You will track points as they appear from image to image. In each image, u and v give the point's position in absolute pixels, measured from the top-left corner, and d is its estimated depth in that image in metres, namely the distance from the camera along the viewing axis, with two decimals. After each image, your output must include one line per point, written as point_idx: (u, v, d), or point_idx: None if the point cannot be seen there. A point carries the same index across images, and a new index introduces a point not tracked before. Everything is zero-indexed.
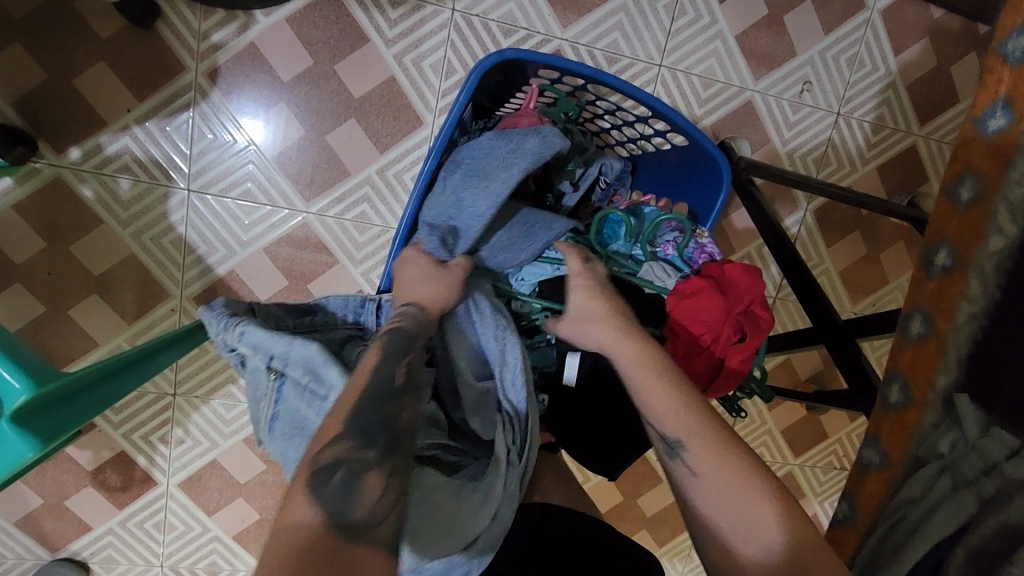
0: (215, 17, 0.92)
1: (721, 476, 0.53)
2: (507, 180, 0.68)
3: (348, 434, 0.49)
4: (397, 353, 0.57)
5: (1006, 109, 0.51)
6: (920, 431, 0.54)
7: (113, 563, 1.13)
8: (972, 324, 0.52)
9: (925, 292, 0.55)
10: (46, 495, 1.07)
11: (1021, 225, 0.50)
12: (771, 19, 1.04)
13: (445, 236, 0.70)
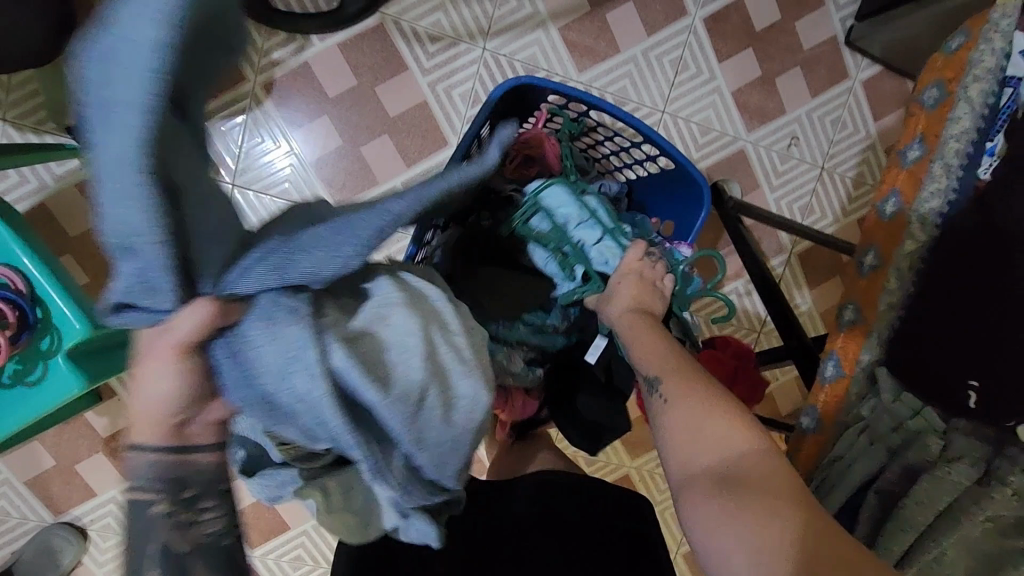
0: (276, 38, 1.05)
1: (696, 405, 0.57)
2: (124, 152, 0.32)
3: None
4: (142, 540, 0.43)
5: (920, 144, 0.67)
6: (848, 399, 0.68)
7: (110, 532, 1.17)
8: (891, 312, 0.67)
9: (858, 288, 0.70)
10: (58, 457, 1.13)
11: (930, 232, 0.66)
12: (763, 80, 1.17)
13: (132, 297, 0.38)
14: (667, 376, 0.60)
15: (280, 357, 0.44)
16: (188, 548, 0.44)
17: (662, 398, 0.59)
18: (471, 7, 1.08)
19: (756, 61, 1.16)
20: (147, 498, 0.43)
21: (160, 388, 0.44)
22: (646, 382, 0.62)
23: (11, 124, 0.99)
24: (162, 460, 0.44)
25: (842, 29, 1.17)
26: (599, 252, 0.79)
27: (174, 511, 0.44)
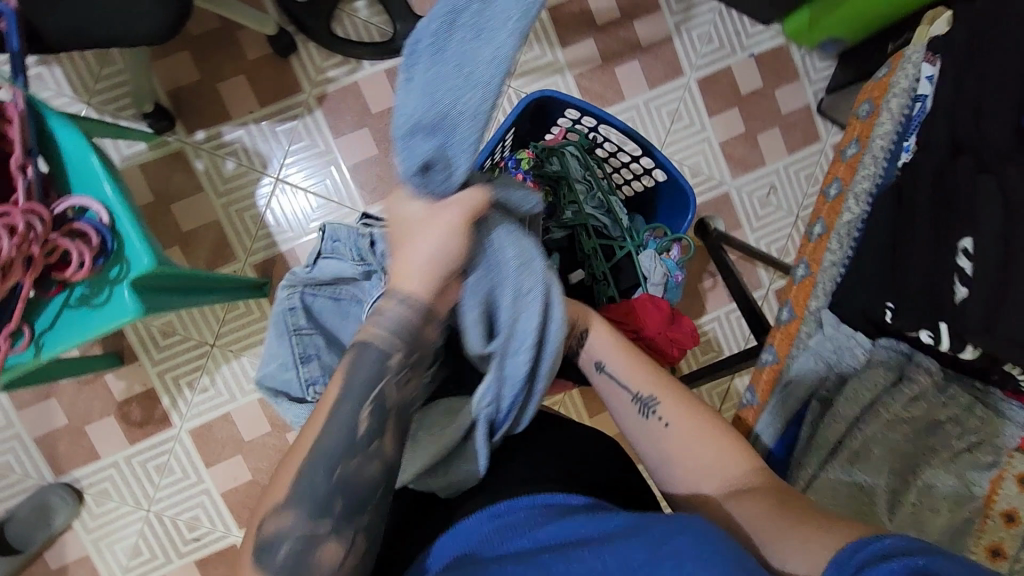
0: (333, 60, 1.21)
1: (693, 432, 0.70)
2: (492, 57, 0.47)
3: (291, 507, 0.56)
4: (358, 395, 0.58)
5: (855, 143, 0.78)
6: (800, 337, 0.77)
7: (106, 498, 1.21)
8: (834, 268, 0.76)
9: (807, 249, 0.80)
10: (71, 416, 1.19)
11: (861, 207, 0.75)
12: (747, 136, 1.35)
13: (428, 164, 0.52)
14: (662, 398, 0.72)
15: (511, 264, 0.60)
16: (392, 405, 0.60)
17: (661, 420, 0.71)
18: None
19: (741, 119, 1.35)
20: (389, 349, 0.59)
21: (437, 250, 0.56)
22: (638, 404, 0.73)
23: (95, 108, 1.14)
24: (416, 307, 0.58)
25: (815, 100, 1.37)
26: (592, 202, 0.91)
27: (401, 369, 0.60)
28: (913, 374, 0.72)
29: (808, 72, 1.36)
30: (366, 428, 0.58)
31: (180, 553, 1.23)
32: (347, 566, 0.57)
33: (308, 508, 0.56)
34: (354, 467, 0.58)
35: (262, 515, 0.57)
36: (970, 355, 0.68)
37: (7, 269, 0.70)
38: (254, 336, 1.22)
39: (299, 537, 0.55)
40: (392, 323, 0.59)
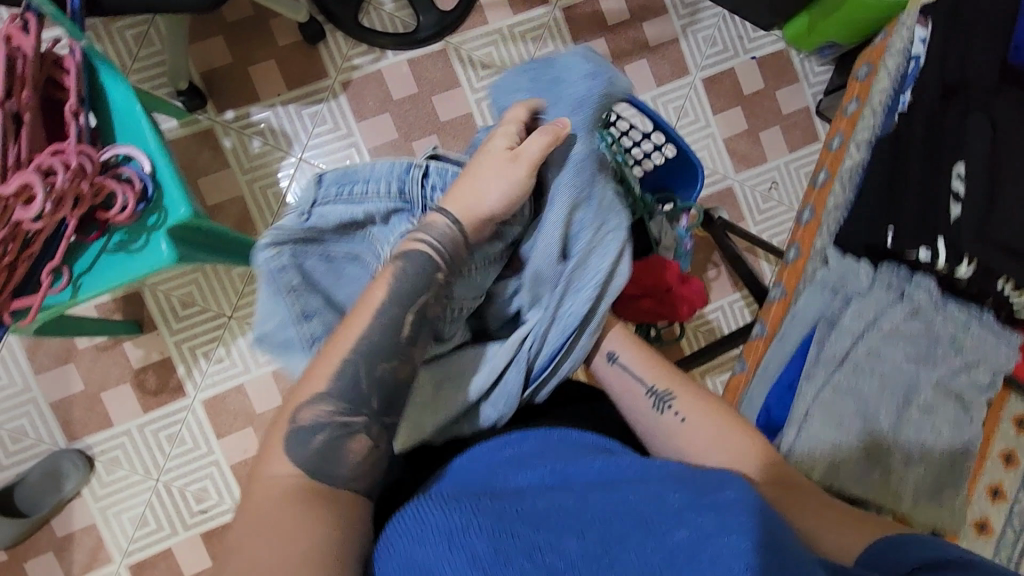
0: (359, 49, 1.28)
1: (703, 417, 0.78)
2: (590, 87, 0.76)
3: (331, 399, 0.63)
4: (405, 300, 0.66)
5: (855, 106, 0.99)
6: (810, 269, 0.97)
7: (117, 466, 1.22)
8: (856, 145, 0.96)
9: (818, 196, 1.02)
10: (88, 382, 1.21)
11: (861, 157, 0.95)
12: (749, 133, 1.42)
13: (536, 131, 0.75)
14: (678, 395, 0.80)
15: (597, 200, 0.74)
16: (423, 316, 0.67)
17: (677, 413, 0.79)
18: (518, 46, 1.33)
19: (743, 117, 1.41)
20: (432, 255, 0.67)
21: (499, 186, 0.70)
22: (654, 398, 0.81)
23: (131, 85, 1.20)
24: (454, 227, 0.68)
25: (813, 101, 1.44)
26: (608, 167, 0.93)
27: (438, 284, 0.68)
28: (916, 298, 0.86)
29: (807, 76, 1.44)
30: (407, 336, 0.66)
31: (186, 525, 1.24)
32: (363, 469, 0.62)
33: (343, 402, 0.63)
34: (390, 370, 0.65)
35: (298, 403, 0.63)
36: (965, 273, 0.86)
37: (58, 204, 0.72)
38: None
39: (338, 425, 0.62)
40: (437, 236, 0.68)
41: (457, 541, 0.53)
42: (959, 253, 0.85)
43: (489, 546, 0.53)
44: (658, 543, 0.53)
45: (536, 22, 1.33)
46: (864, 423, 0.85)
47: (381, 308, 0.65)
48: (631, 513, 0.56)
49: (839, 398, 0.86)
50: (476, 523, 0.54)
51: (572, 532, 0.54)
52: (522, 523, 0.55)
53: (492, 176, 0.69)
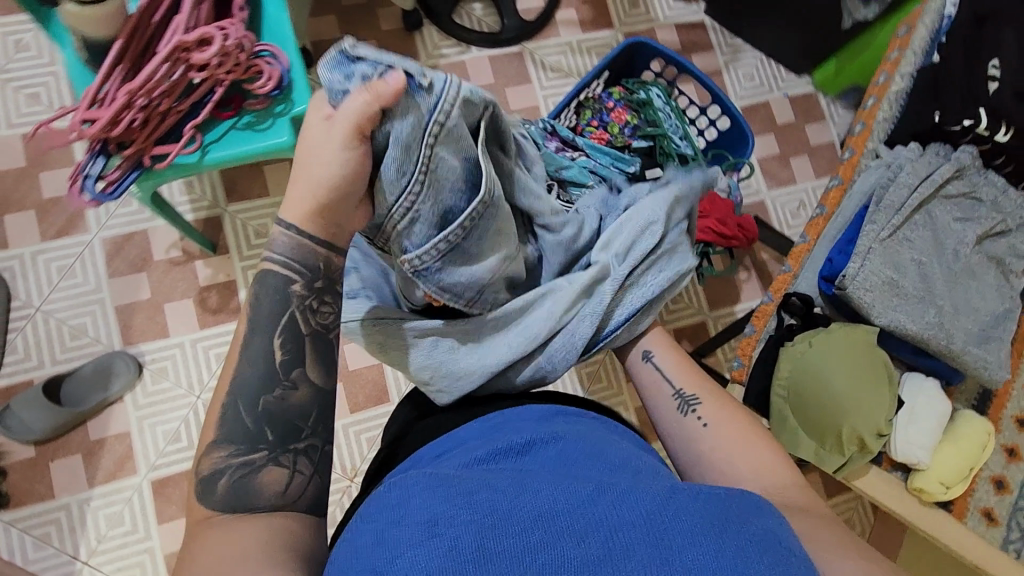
0: (448, 41, 1.47)
1: (727, 432, 0.77)
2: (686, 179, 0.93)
3: (223, 445, 0.64)
4: (271, 327, 0.65)
5: (896, 50, 1.05)
6: (863, 164, 1.02)
7: (163, 376, 1.25)
8: (904, 80, 1.02)
9: (862, 115, 1.06)
10: (154, 292, 1.27)
11: (905, 81, 1.02)
12: (781, 157, 1.58)
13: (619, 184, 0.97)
14: (704, 401, 0.81)
15: (683, 216, 0.88)
16: (307, 331, 0.67)
17: (700, 419, 0.80)
18: (584, 58, 1.53)
19: (776, 143, 1.58)
20: (290, 275, 0.65)
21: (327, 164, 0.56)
22: (680, 402, 0.82)
23: None
24: (292, 239, 0.64)
25: (838, 137, 1.62)
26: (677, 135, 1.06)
27: (308, 297, 0.67)
28: (961, 158, 0.98)
29: (833, 116, 1.62)
30: (283, 359, 0.65)
31: None
32: (292, 489, 0.65)
33: (241, 443, 0.64)
34: (277, 399, 0.65)
35: (203, 449, 0.64)
36: (1004, 139, 0.98)
37: (219, 65, 0.87)
38: None
39: (237, 466, 0.63)
40: (287, 250, 0.64)
41: (437, 529, 0.50)
42: (999, 119, 0.98)
43: (476, 539, 0.49)
44: (668, 556, 0.49)
45: (601, 41, 1.55)
46: (924, 274, 0.94)
47: (246, 341, 0.65)
48: (646, 521, 0.52)
49: (900, 242, 0.94)
50: (462, 515, 0.51)
51: (569, 534, 0.50)
52: (521, 519, 0.51)
53: (318, 163, 0.57)
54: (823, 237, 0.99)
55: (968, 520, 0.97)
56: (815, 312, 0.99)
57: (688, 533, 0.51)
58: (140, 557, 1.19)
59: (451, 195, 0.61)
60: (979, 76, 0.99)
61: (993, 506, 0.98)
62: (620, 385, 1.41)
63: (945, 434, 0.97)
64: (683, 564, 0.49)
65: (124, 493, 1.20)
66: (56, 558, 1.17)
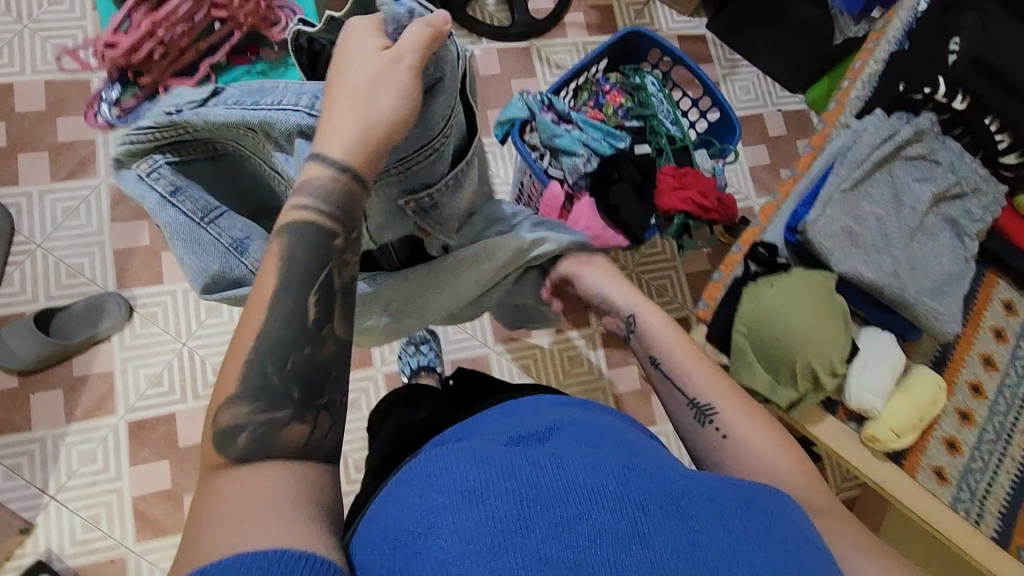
0: (461, 33, 1.55)
1: (751, 448, 0.68)
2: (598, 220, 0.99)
3: (242, 399, 0.52)
4: (303, 283, 0.54)
5: (875, 37, 1.12)
6: (833, 134, 1.07)
7: (152, 321, 1.27)
8: (878, 64, 1.09)
9: (838, 95, 1.12)
10: (153, 239, 1.30)
11: (879, 65, 1.09)
12: (771, 167, 1.63)
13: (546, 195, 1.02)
14: (724, 411, 0.71)
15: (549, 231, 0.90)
16: (338, 287, 0.56)
17: (719, 430, 0.70)
18: None
19: (767, 153, 1.64)
20: (329, 225, 0.55)
21: (388, 97, 0.55)
22: (695, 412, 0.73)
23: None
24: (338, 183, 0.55)
25: None
26: (668, 120, 1.11)
27: (340, 252, 0.56)
28: (921, 122, 1.04)
29: None
30: (314, 316, 0.54)
31: (196, 394, 1.26)
32: (314, 446, 0.54)
33: (263, 398, 0.52)
34: (308, 357, 0.54)
35: (215, 407, 0.52)
36: (960, 106, 1.06)
37: (239, 7, 0.92)
38: None
39: (260, 424, 0.51)
40: (323, 193, 0.54)
41: (482, 499, 0.45)
42: (955, 86, 1.06)
43: (513, 508, 0.45)
44: (698, 536, 0.45)
45: None
46: (881, 232, 0.99)
47: (275, 296, 0.53)
48: (683, 496, 0.48)
49: (860, 198, 0.99)
50: (505, 482, 0.46)
51: (611, 507, 0.46)
52: (561, 491, 0.46)
53: (369, 90, 0.54)
54: (791, 196, 1.03)
55: (919, 476, 0.98)
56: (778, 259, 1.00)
57: (717, 513, 0.48)
58: (108, 496, 1.19)
59: (462, 134, 0.67)
60: (940, 50, 1.07)
61: (944, 466, 0.99)
62: (600, 371, 1.45)
63: (898, 387, 0.98)
64: (714, 545, 0.45)
65: (100, 432, 1.22)
66: (24, 490, 1.17)
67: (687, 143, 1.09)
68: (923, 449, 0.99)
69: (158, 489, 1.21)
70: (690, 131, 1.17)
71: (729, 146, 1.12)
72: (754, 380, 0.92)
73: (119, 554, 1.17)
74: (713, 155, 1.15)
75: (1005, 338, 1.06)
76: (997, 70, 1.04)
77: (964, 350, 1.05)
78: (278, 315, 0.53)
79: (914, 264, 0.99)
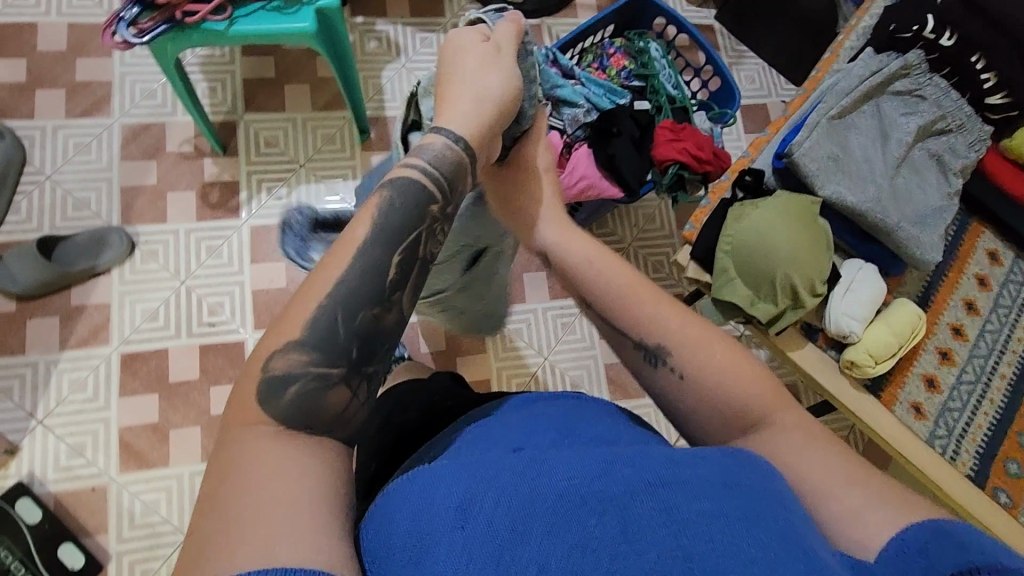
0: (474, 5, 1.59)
1: (712, 385, 0.59)
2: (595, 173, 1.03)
3: (307, 348, 0.49)
4: (388, 241, 0.53)
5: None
6: (826, 76, 1.10)
7: (152, 259, 1.29)
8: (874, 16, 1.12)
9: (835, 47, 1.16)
10: (160, 180, 1.33)
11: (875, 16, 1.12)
12: None
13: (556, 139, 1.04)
14: (673, 348, 0.61)
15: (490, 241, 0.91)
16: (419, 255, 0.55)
17: (673, 370, 0.61)
18: None
19: None
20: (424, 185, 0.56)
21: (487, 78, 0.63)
22: (643, 353, 0.62)
23: None
24: (450, 147, 0.59)
25: None
26: (670, 82, 1.14)
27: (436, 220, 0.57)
28: (909, 58, 1.07)
29: None
30: (392, 278, 0.53)
31: (190, 332, 1.27)
32: (350, 415, 0.51)
33: (321, 355, 0.50)
34: (373, 319, 0.52)
35: (266, 354, 0.49)
36: (948, 43, 1.07)
37: None
38: (337, 170, 1.39)
39: (313, 377, 0.49)
40: (436, 158, 0.58)
41: (470, 515, 0.42)
42: (944, 24, 1.07)
43: (504, 521, 0.41)
44: (679, 523, 0.41)
45: None
46: (871, 164, 1.03)
47: (365, 245, 0.52)
48: (663, 488, 0.44)
49: (848, 129, 1.03)
50: (490, 495, 0.43)
51: (593, 510, 0.42)
52: (539, 502, 0.43)
53: (477, 80, 0.63)
54: (782, 129, 1.08)
55: (897, 410, 1.02)
56: (764, 187, 1.04)
57: (698, 495, 0.43)
58: (95, 426, 1.20)
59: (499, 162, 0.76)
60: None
61: (922, 402, 1.02)
62: (593, 340, 1.45)
63: (878, 317, 1.02)
64: (696, 531, 0.41)
65: (92, 361, 1.23)
66: (13, 413, 1.19)
67: (688, 105, 1.13)
68: (902, 383, 1.03)
69: (145, 422, 1.21)
70: (691, 95, 1.21)
71: (729, 111, 1.15)
72: (733, 294, 0.96)
73: (101, 482, 1.18)
74: (713, 119, 1.18)
75: (988, 285, 1.11)
76: (989, 11, 1.05)
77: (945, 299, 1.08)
78: (355, 267, 0.51)
79: (901, 196, 1.03)
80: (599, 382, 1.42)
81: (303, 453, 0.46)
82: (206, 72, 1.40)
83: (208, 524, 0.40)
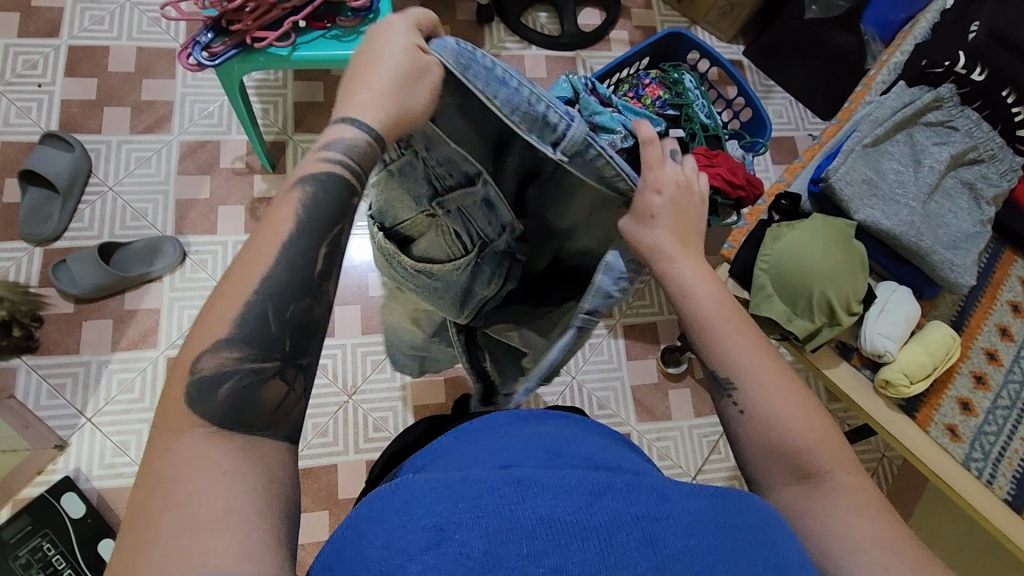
0: (513, 38, 1.67)
1: (770, 421, 0.60)
2: None
3: (234, 345, 0.49)
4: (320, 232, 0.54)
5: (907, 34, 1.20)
6: (858, 109, 1.15)
7: (201, 268, 1.36)
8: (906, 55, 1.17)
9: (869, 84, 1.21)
10: (212, 194, 1.40)
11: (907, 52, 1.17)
12: None
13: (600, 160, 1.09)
14: (744, 382, 0.62)
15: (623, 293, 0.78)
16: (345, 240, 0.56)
17: (736, 404, 0.62)
18: None
19: None
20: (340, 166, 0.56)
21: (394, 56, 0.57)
22: (714, 382, 0.64)
23: None
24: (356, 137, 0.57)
25: None
26: (702, 110, 1.19)
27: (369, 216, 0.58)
28: (940, 91, 1.11)
29: None
30: (320, 268, 0.53)
31: None
32: (287, 410, 0.50)
33: (252, 346, 0.50)
34: (304, 309, 0.52)
35: (194, 353, 0.49)
36: (978, 78, 1.10)
37: None
38: None
39: (246, 373, 0.49)
40: (347, 148, 0.57)
41: (445, 535, 0.37)
42: (975, 59, 1.10)
43: (483, 543, 0.37)
44: (665, 560, 0.37)
45: None
46: (906, 188, 1.05)
47: (287, 240, 0.52)
48: (655, 519, 0.39)
49: (881, 156, 1.06)
50: (469, 510, 0.38)
51: (579, 539, 0.37)
52: (523, 531, 0.37)
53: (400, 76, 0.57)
54: (817, 156, 1.12)
55: (931, 430, 1.03)
56: (799, 211, 1.08)
57: (690, 530, 0.39)
58: (139, 425, 1.25)
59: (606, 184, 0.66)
60: (958, 33, 1.12)
61: (957, 424, 1.03)
62: (621, 362, 1.47)
63: (911, 337, 1.04)
64: (684, 568, 0.37)
65: (140, 363, 1.28)
66: (64, 410, 1.24)
67: (721, 133, 1.17)
68: (936, 405, 1.04)
69: None
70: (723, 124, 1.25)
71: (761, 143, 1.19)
72: (770, 310, 0.99)
73: None
74: (745, 148, 1.22)
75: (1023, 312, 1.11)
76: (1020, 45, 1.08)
77: (979, 328, 1.09)
78: (291, 256, 0.52)
79: (935, 223, 1.06)
80: (626, 404, 1.44)
81: (236, 457, 0.46)
82: (260, 95, 1.49)
83: (137, 536, 0.41)
